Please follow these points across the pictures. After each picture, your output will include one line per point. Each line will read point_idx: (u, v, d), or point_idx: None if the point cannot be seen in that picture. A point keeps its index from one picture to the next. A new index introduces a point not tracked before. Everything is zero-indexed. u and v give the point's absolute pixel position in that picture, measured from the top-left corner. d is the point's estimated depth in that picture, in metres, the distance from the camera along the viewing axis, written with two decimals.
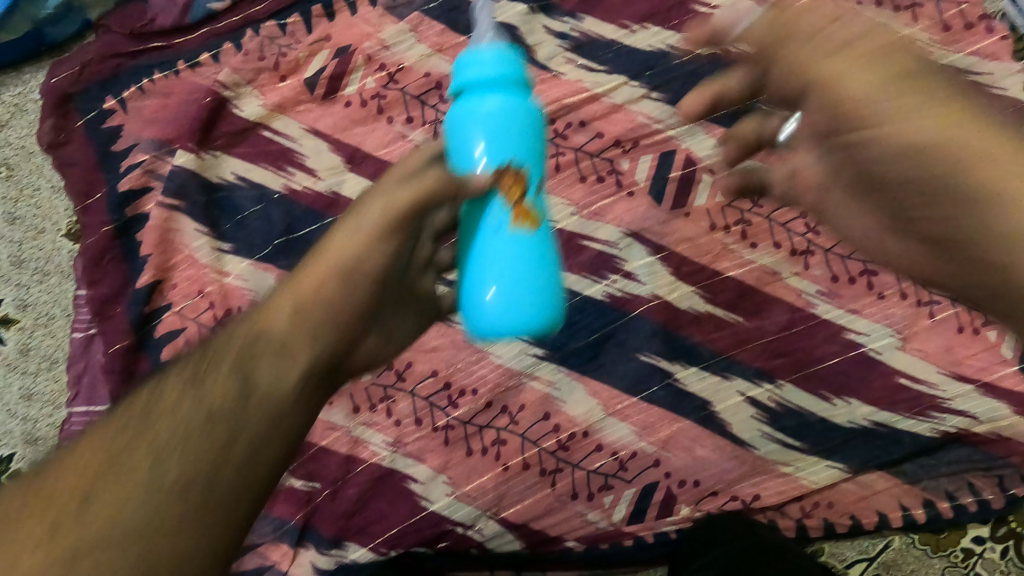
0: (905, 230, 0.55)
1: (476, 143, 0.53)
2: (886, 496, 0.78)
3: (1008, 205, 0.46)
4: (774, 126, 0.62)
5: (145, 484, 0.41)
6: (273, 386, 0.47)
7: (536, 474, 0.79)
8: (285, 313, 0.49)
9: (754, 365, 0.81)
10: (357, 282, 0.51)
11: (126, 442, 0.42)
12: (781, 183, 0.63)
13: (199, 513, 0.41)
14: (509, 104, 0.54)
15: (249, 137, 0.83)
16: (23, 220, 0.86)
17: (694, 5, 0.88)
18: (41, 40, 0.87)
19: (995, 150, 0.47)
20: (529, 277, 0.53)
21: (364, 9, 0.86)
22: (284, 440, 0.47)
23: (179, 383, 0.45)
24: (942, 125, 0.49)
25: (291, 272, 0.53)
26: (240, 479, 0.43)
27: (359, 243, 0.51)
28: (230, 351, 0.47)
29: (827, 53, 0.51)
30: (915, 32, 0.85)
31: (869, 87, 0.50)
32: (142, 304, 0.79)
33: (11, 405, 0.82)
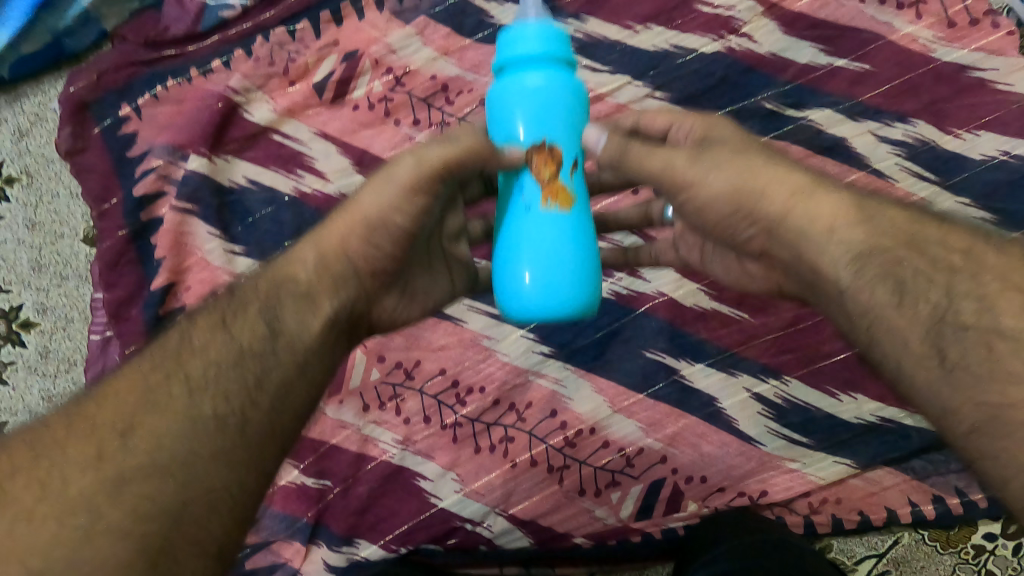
0: (760, 264, 0.60)
1: (514, 123, 0.53)
2: (895, 492, 0.79)
3: (827, 236, 0.50)
4: (658, 212, 0.72)
5: (181, 416, 0.46)
6: (298, 333, 0.51)
7: (544, 471, 0.80)
8: (310, 264, 0.53)
9: (759, 361, 0.81)
10: (380, 237, 0.53)
11: (165, 375, 0.47)
12: (672, 256, 0.72)
13: (230, 447, 0.46)
14: (550, 81, 0.53)
15: (260, 141, 0.85)
16: (42, 225, 0.88)
17: (698, 4, 0.87)
18: (60, 51, 0.88)
19: (814, 194, 0.51)
20: (563, 257, 0.52)
21: (371, 13, 0.87)
22: (307, 386, 0.51)
23: (211, 325, 0.50)
24: (733, 181, 0.52)
25: (321, 222, 0.55)
26: (266, 419, 0.48)
27: (389, 196, 0.52)
28: (258, 298, 0.52)
29: (644, 153, 0.54)
30: (917, 31, 0.85)
31: (670, 163, 0.54)
32: (158, 306, 0.81)
33: (33, 406, 0.85)
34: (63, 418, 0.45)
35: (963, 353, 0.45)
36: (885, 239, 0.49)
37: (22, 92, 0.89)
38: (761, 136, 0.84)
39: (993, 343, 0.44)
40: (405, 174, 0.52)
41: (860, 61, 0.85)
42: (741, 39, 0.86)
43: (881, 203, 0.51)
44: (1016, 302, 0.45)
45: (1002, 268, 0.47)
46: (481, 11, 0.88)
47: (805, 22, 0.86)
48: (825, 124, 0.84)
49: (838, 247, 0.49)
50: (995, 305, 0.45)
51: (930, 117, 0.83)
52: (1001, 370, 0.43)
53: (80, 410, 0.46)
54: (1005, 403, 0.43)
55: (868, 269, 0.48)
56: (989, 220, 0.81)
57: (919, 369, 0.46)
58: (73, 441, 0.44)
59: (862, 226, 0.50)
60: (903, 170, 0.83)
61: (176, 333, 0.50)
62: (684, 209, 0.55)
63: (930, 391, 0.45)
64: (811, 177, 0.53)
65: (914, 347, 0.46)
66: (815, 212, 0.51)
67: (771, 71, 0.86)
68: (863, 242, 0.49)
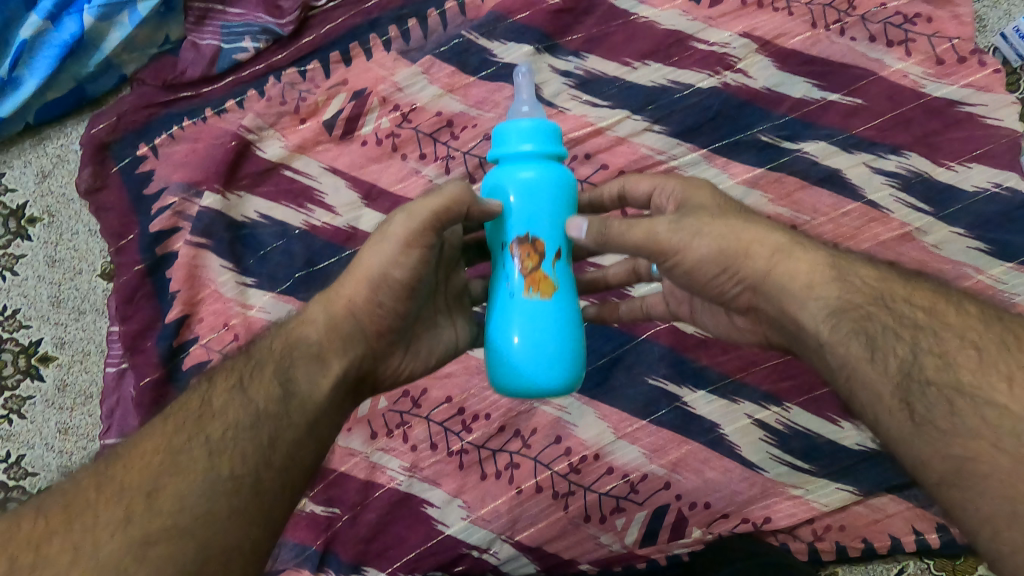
0: (747, 320, 0.63)
1: (506, 212, 0.57)
2: (899, 520, 0.79)
3: (806, 292, 0.52)
4: (644, 268, 0.75)
5: (203, 475, 0.47)
6: (309, 392, 0.54)
7: (549, 497, 0.81)
8: (319, 325, 0.57)
9: (760, 388, 0.83)
10: (384, 292, 0.58)
11: (187, 436, 0.49)
12: (663, 308, 0.75)
13: (248, 503, 0.48)
14: (540, 177, 0.57)
15: (271, 176, 0.88)
16: (61, 262, 0.90)
17: (693, 42, 0.91)
18: (82, 95, 0.91)
19: (794, 252, 0.54)
20: (544, 342, 0.55)
21: (379, 54, 0.91)
22: (314, 444, 0.54)
23: (229, 386, 0.53)
24: (714, 245, 0.55)
25: (327, 287, 0.60)
26: (278, 476, 0.51)
27: (389, 253, 0.57)
28: (272, 359, 0.55)
29: (626, 226, 0.57)
30: (907, 67, 0.88)
31: (653, 233, 0.56)
32: (172, 338, 0.83)
33: (49, 439, 0.87)
34: (88, 481, 0.46)
35: (929, 408, 0.46)
36: (855, 295, 0.51)
37: (47, 135, 0.93)
38: (756, 167, 0.87)
39: (956, 399, 0.46)
40: (401, 232, 0.57)
41: (852, 95, 0.88)
42: (736, 74, 0.89)
43: (855, 262, 0.54)
44: (976, 359, 0.47)
45: (963, 327, 0.49)
46: (484, 50, 0.91)
47: (798, 59, 0.89)
48: (819, 156, 0.87)
49: (815, 303, 0.52)
50: (957, 362, 0.47)
51: (922, 150, 0.86)
52: (964, 425, 0.45)
53: (105, 472, 0.47)
54: (969, 456, 0.44)
55: (841, 325, 0.50)
56: (983, 249, 0.83)
57: (893, 421, 0.48)
58: (102, 503, 0.45)
59: (836, 283, 0.52)
60: (897, 201, 0.85)
61: (196, 395, 0.52)
62: (672, 272, 0.58)
63: (903, 443, 0.47)
64: (791, 236, 0.56)
65: (886, 401, 0.48)
66: (794, 270, 0.53)
67: (766, 104, 0.88)
68: (838, 298, 0.51)
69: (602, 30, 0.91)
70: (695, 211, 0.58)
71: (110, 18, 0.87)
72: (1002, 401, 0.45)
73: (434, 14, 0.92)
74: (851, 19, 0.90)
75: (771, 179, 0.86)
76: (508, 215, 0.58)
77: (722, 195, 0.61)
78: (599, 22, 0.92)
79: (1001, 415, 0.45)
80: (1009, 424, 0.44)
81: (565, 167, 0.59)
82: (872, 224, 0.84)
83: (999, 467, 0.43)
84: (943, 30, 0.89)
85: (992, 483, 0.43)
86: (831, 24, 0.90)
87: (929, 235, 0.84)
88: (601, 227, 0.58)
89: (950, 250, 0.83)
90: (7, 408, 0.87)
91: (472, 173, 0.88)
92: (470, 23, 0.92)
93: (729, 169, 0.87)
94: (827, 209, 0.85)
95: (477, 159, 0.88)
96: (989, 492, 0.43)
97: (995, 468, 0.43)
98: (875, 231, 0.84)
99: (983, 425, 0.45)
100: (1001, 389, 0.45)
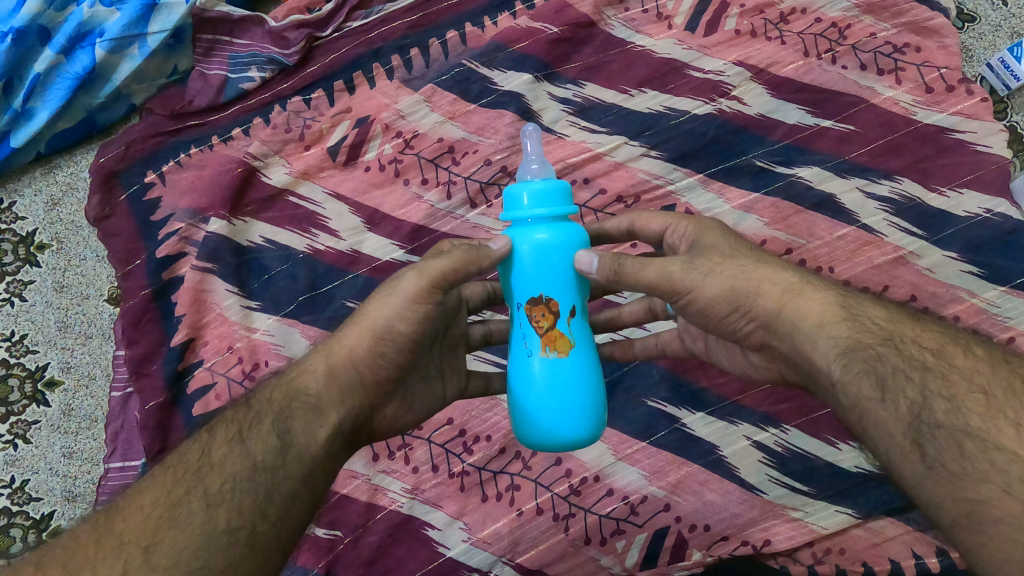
0: (761, 357, 0.65)
1: (519, 275, 0.59)
2: (898, 544, 0.79)
3: (817, 331, 0.54)
4: (659, 307, 0.77)
5: (200, 529, 0.48)
6: (306, 442, 0.55)
7: (550, 519, 0.82)
8: (320, 375, 0.59)
9: (758, 410, 0.84)
10: (386, 344, 0.60)
11: (186, 489, 0.50)
12: (678, 345, 0.76)
13: (243, 556, 0.48)
14: (551, 240, 0.58)
15: (276, 202, 0.90)
16: (69, 287, 0.92)
17: (689, 70, 0.93)
18: (92, 125, 0.94)
19: (804, 291, 0.56)
20: (563, 399, 0.58)
21: (382, 82, 0.93)
22: (311, 493, 0.55)
23: (229, 438, 0.54)
24: (729, 284, 0.57)
25: (329, 336, 0.62)
26: (275, 528, 0.51)
27: (394, 308, 0.60)
28: (272, 411, 0.56)
29: (639, 265, 0.59)
30: (898, 95, 0.90)
31: (668, 271, 0.58)
32: (177, 361, 0.85)
33: (54, 463, 0.87)
34: (89, 535, 0.48)
35: (939, 450, 0.47)
36: (866, 335, 0.53)
37: (57, 163, 0.95)
38: (752, 192, 0.88)
39: (965, 442, 0.47)
40: (410, 287, 0.60)
41: (845, 122, 0.90)
42: (731, 101, 0.91)
43: (864, 303, 0.56)
44: (984, 404, 0.48)
45: (971, 370, 0.50)
46: (485, 78, 0.93)
47: (791, 86, 0.91)
48: (813, 181, 0.88)
49: (827, 341, 0.53)
50: (965, 405, 0.48)
51: (914, 175, 0.88)
52: (974, 469, 0.46)
53: (106, 527, 0.48)
54: (980, 499, 0.45)
55: (853, 364, 0.51)
56: (975, 273, 0.84)
57: (905, 462, 0.48)
58: (101, 559, 0.46)
59: (846, 323, 0.54)
60: (890, 225, 0.86)
61: (196, 447, 0.54)
62: (685, 310, 0.60)
63: (915, 485, 0.48)
64: (800, 276, 0.58)
65: (898, 442, 0.48)
66: (805, 309, 0.55)
67: (760, 131, 0.90)
68: (848, 338, 0.53)
69: (600, 59, 0.94)
70: (706, 251, 0.61)
71: (121, 51, 0.89)
72: (1009, 445, 0.46)
73: (436, 43, 0.94)
74: (842, 48, 0.92)
75: (767, 204, 0.88)
76: (521, 276, 0.59)
77: (729, 235, 0.64)
78: (596, 51, 0.94)
79: (1010, 460, 0.45)
80: (1017, 469, 0.45)
81: (576, 224, 0.60)
82: (866, 248, 0.86)
83: (1009, 511, 0.44)
84: (932, 59, 0.91)
85: (1003, 528, 0.44)
86: (823, 53, 0.92)
87: (923, 258, 0.85)
88: (614, 265, 0.58)
89: (944, 274, 0.84)
90: (12, 433, 0.88)
91: (473, 198, 0.90)
92: (471, 52, 0.94)
93: (725, 194, 0.89)
94: (822, 233, 0.87)
95: (478, 185, 0.90)
96: (1002, 537, 0.44)
97: (1005, 512, 0.44)
98: (869, 254, 0.86)
99: (991, 469, 0.45)
100: (1008, 433, 0.46)
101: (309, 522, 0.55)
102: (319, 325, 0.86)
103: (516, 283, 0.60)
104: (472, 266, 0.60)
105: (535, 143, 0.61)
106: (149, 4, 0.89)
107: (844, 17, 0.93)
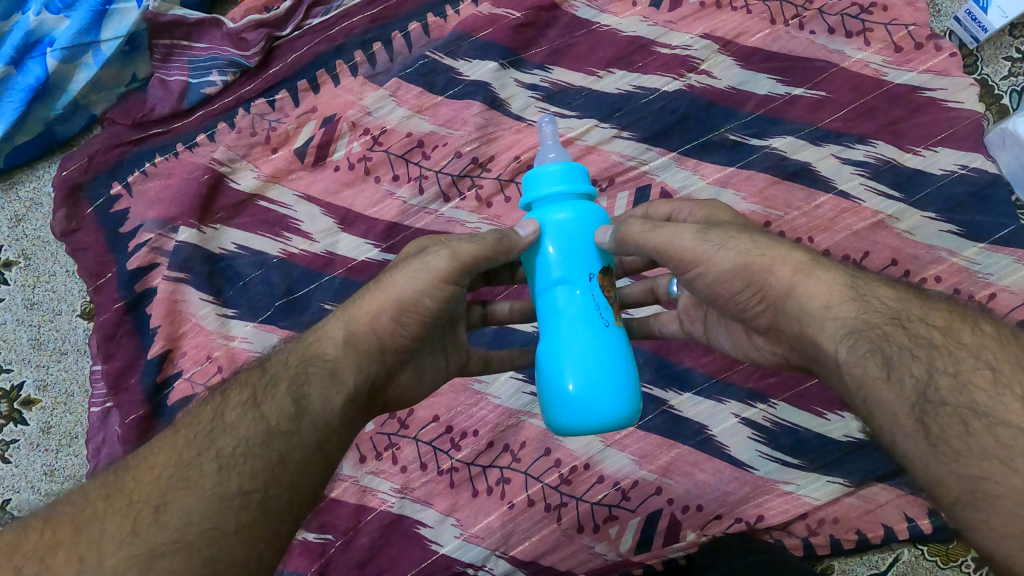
0: (767, 340, 0.62)
1: (549, 250, 0.57)
2: (890, 509, 0.78)
3: (824, 313, 0.51)
4: (663, 286, 0.75)
5: (213, 490, 0.47)
6: (322, 409, 0.53)
7: (542, 510, 0.81)
8: (338, 340, 0.57)
9: (746, 386, 0.82)
10: (409, 318, 0.58)
11: (198, 451, 0.49)
12: (677, 328, 0.74)
13: (256, 520, 0.47)
14: (576, 217, 0.57)
15: (247, 207, 0.89)
16: (40, 304, 0.91)
17: (655, 47, 0.91)
18: (52, 138, 0.93)
19: (814, 271, 0.53)
20: (608, 376, 0.54)
21: (346, 79, 0.92)
22: (325, 460, 0.53)
23: (243, 401, 0.53)
24: (739, 255, 0.55)
25: (349, 301, 0.60)
26: (288, 493, 0.50)
27: (423, 283, 0.57)
28: (287, 374, 0.54)
29: (648, 227, 0.57)
30: (868, 57, 0.89)
31: (675, 239, 0.56)
32: (155, 373, 0.84)
33: (35, 482, 0.87)
34: (97, 493, 0.47)
35: (944, 429, 0.44)
36: (873, 315, 0.49)
37: (19, 179, 0.95)
38: (726, 167, 0.87)
39: (970, 420, 0.43)
40: (440, 266, 0.57)
41: (816, 89, 0.88)
42: (700, 76, 0.90)
43: (872, 282, 0.52)
44: (991, 380, 0.45)
45: (977, 347, 0.47)
46: (450, 69, 0.92)
47: (759, 56, 0.90)
48: (788, 151, 0.87)
49: (834, 324, 0.50)
50: (971, 381, 0.45)
51: (888, 137, 0.86)
52: (978, 447, 0.43)
53: (116, 485, 0.47)
54: (983, 476, 0.42)
55: (859, 346, 0.48)
56: (955, 231, 0.83)
57: (911, 445, 0.45)
58: (110, 515, 0.45)
59: (854, 303, 0.50)
60: (866, 189, 0.85)
61: (210, 409, 0.53)
62: (693, 285, 0.58)
63: (920, 464, 0.44)
64: (810, 255, 0.55)
65: (902, 422, 0.45)
66: (814, 289, 0.52)
67: (731, 104, 0.89)
68: (854, 319, 0.49)
69: (565, 41, 0.92)
70: (716, 225, 0.58)
71: (75, 61, 0.89)
72: (1016, 421, 0.43)
73: (398, 36, 0.93)
74: (808, 14, 0.91)
75: (743, 177, 0.86)
76: (547, 259, 0.57)
77: (737, 218, 0.63)
78: (561, 34, 0.93)
79: (1015, 435, 0.42)
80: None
81: (596, 206, 0.59)
82: (845, 215, 0.84)
83: (1013, 487, 0.41)
84: (899, 17, 0.89)
85: (1006, 504, 0.41)
86: (790, 19, 0.91)
87: (902, 221, 0.84)
88: (621, 230, 0.57)
89: (923, 235, 0.83)
90: None
91: (445, 192, 0.89)
92: (434, 43, 0.93)
93: (700, 171, 0.87)
94: (799, 203, 0.85)
95: (449, 177, 0.89)
96: (1003, 512, 0.41)
97: (1009, 487, 0.41)
98: (848, 221, 0.84)
99: (996, 446, 0.42)
100: (1015, 408, 0.43)
101: (321, 490, 0.54)
102: (296, 329, 0.85)
103: (557, 254, 0.57)
104: (500, 253, 0.57)
105: (551, 130, 0.59)
106: (100, 11, 0.89)
107: None
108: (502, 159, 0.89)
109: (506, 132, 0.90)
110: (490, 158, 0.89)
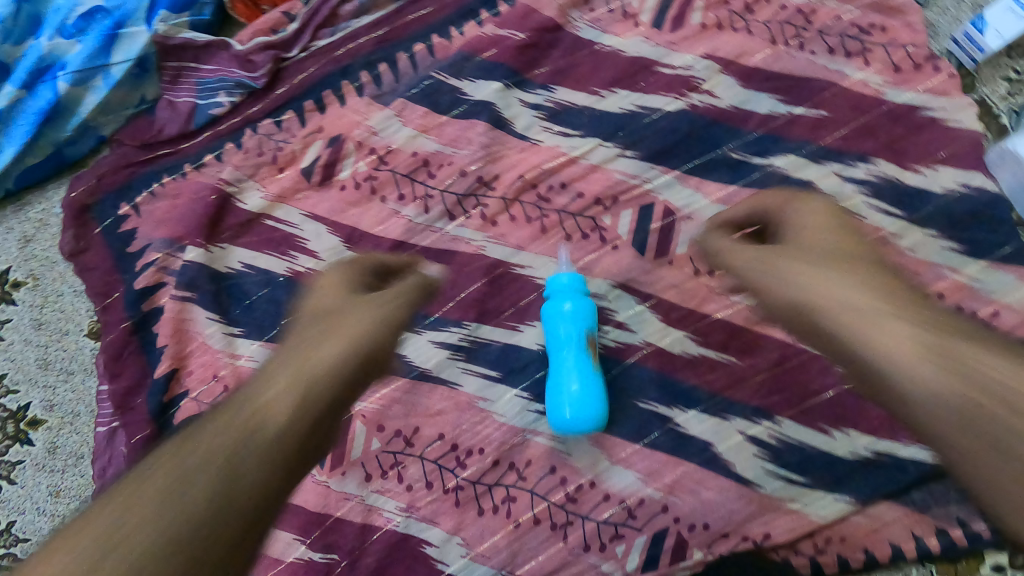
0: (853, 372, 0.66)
1: (563, 317, 0.77)
2: (898, 527, 0.78)
3: (897, 356, 0.58)
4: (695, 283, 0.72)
5: (149, 519, 0.49)
6: (258, 436, 0.55)
7: (548, 529, 0.80)
8: (281, 380, 0.60)
9: (751, 403, 0.82)
10: (307, 366, 0.61)
11: (139, 486, 0.52)
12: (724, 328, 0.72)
13: (189, 544, 0.49)
14: (580, 298, 0.78)
15: (253, 227, 0.90)
16: (48, 324, 0.92)
17: (658, 67, 0.93)
18: (61, 159, 0.94)
19: (892, 320, 0.59)
20: (585, 407, 0.75)
21: (352, 99, 0.93)
22: (269, 486, 0.54)
23: (188, 439, 0.56)
24: (799, 295, 0.65)
25: (286, 348, 0.65)
26: (221, 514, 0.51)
27: (321, 344, 0.63)
28: (234, 410, 0.58)
29: (765, 268, 0.70)
30: (867, 76, 0.90)
31: (804, 284, 0.65)
32: (161, 393, 0.84)
33: (38, 504, 0.86)
34: (57, 541, 0.51)
35: None
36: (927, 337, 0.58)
37: (28, 201, 0.96)
38: (729, 185, 0.88)
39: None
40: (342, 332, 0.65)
41: (817, 108, 0.89)
42: (702, 95, 0.91)
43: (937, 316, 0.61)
44: None
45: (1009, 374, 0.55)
46: (455, 89, 0.93)
47: (760, 76, 0.91)
48: (790, 169, 0.88)
49: (918, 372, 0.56)
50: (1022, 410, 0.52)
51: (890, 155, 0.87)
52: None
53: (71, 529, 0.51)
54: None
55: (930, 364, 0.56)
56: (957, 249, 0.83)
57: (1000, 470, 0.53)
58: (57, 553, 0.49)
59: (912, 328, 0.59)
60: (869, 207, 0.86)
61: (164, 451, 0.56)
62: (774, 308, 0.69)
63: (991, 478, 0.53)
64: (889, 299, 0.62)
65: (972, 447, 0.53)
66: (897, 337, 0.58)
67: (733, 123, 0.90)
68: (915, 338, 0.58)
69: (569, 62, 0.94)
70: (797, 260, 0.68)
71: (85, 83, 0.90)
72: None
73: (404, 57, 0.95)
74: (808, 34, 0.92)
75: (745, 195, 0.87)
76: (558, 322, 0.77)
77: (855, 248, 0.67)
78: (565, 54, 0.94)
79: None
80: None
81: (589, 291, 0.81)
82: None
83: None
84: (897, 38, 0.91)
85: None
86: (790, 40, 0.92)
87: (905, 238, 0.84)
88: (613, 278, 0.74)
89: (926, 253, 0.84)
90: None
91: (451, 210, 0.89)
92: (440, 63, 0.94)
93: (703, 189, 0.88)
94: None
95: (455, 196, 0.90)
96: None
97: None
98: None
99: None
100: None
101: (269, 516, 0.55)
102: None
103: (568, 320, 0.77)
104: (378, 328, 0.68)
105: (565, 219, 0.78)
106: (110, 35, 0.90)
107: (808, 3, 0.93)
108: (507, 178, 0.90)
109: (510, 151, 0.91)
110: (495, 177, 0.90)
